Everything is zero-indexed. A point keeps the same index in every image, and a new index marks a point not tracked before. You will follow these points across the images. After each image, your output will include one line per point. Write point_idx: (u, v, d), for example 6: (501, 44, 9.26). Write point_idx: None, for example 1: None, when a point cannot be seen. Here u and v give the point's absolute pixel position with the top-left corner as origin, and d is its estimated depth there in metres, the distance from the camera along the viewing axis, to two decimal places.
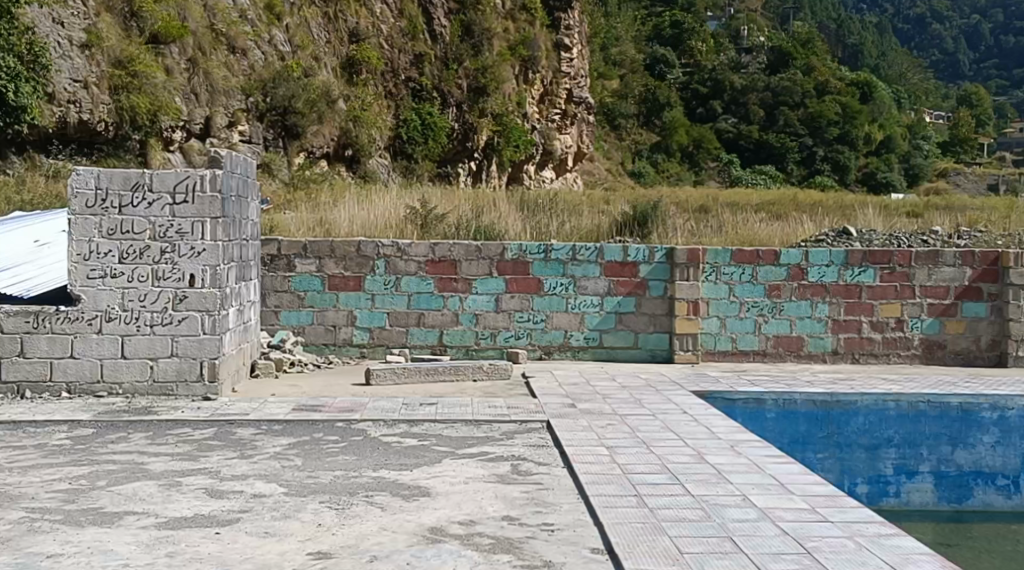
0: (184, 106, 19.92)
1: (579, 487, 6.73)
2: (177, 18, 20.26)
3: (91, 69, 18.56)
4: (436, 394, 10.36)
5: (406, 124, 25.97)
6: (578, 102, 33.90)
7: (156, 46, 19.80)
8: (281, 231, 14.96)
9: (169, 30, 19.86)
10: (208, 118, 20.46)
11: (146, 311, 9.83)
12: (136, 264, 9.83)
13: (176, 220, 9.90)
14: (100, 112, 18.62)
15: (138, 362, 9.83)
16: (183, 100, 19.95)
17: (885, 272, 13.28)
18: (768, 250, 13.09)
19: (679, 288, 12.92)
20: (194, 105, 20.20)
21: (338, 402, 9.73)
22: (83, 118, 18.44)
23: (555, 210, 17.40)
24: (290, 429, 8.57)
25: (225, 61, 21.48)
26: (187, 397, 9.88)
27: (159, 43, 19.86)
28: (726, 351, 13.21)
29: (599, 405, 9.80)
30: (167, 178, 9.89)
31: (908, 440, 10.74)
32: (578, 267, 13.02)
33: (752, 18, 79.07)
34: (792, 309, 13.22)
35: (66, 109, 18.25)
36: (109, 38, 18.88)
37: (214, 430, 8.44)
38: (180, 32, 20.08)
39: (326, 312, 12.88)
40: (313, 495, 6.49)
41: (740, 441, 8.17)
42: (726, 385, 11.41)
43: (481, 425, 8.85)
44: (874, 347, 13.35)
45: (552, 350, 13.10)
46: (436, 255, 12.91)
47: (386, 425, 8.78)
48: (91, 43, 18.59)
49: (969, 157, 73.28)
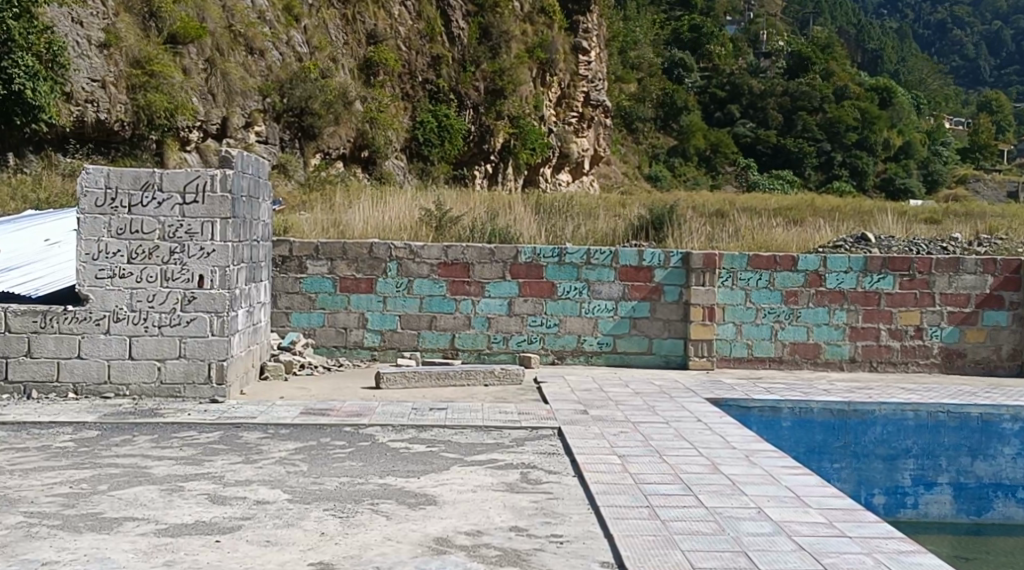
0: (201, 106, 19.85)
1: (589, 497, 6.57)
2: (195, 19, 20.21)
3: (109, 69, 18.52)
4: (447, 399, 10.22)
5: (422, 126, 25.86)
6: (595, 105, 33.72)
7: (174, 46, 19.72)
8: (295, 232, 14.86)
9: (188, 31, 19.79)
10: (225, 118, 20.39)
11: (154, 311, 9.73)
12: (145, 265, 9.73)
13: (185, 220, 9.79)
14: (116, 112, 18.58)
15: (145, 364, 9.73)
16: (200, 100, 19.83)
17: (905, 280, 13.08)
18: (786, 256, 12.91)
19: (695, 293, 12.75)
20: (211, 105, 20.11)
21: (346, 406, 9.60)
22: (100, 118, 18.41)
23: (570, 214, 17.25)
24: (297, 433, 8.44)
25: (243, 61, 21.42)
26: (195, 399, 9.77)
27: (177, 43, 19.79)
28: (742, 357, 13.02)
29: (612, 411, 9.64)
30: (177, 177, 9.78)
31: (926, 450, 10.55)
32: (592, 271, 12.85)
33: (771, 22, 78.69)
34: (809, 315, 13.04)
35: (84, 108, 18.24)
36: (127, 38, 18.84)
37: (221, 434, 8.32)
38: (198, 32, 20.00)
39: (337, 314, 12.76)
40: (317, 502, 6.36)
41: (755, 450, 8.00)
42: (742, 391, 11.23)
43: (491, 431, 8.70)
44: (892, 355, 13.14)
45: (565, 355, 12.94)
46: (448, 257, 12.77)
47: (395, 430, 8.64)
48: (109, 43, 18.58)
49: (989, 163, 72.69)
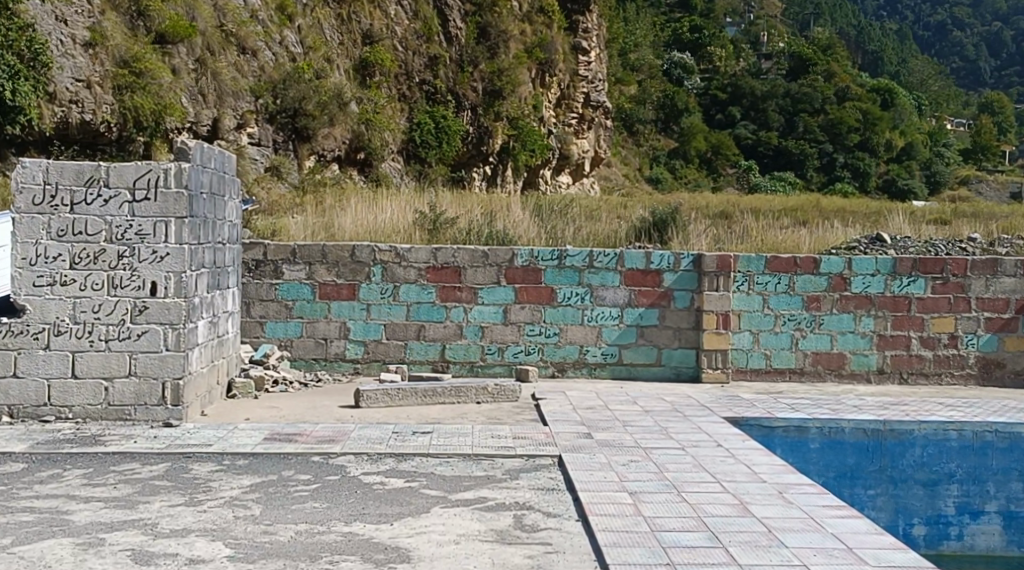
0: (190, 107, 18.50)
1: (596, 551, 5.46)
2: (185, 17, 18.90)
3: (94, 68, 17.09)
4: (434, 421, 9.08)
5: (419, 127, 24.72)
6: (595, 106, 32.38)
7: (162, 46, 18.40)
8: (283, 235, 13.78)
9: (177, 30, 18.46)
10: (215, 120, 19.06)
11: (100, 324, 8.60)
12: (89, 270, 8.59)
13: (135, 219, 8.65)
14: (103, 112, 17.04)
15: (90, 383, 8.60)
16: (189, 101, 18.50)
17: (937, 283, 11.94)
18: (807, 257, 11.77)
19: (707, 298, 11.64)
20: (202, 106, 18.78)
21: (318, 431, 8.45)
22: (86, 118, 16.87)
23: (571, 215, 16.09)
24: (257, 465, 7.30)
25: (235, 61, 20.16)
26: (147, 423, 8.64)
27: (166, 42, 18.49)
28: (760, 369, 11.87)
29: (619, 435, 8.48)
30: (126, 171, 8.63)
31: (972, 476, 9.22)
32: (595, 275, 11.72)
33: (769, 24, 77.70)
34: (833, 322, 11.89)
35: (67, 108, 16.69)
36: (113, 38, 17.44)
37: (167, 467, 7.19)
38: (188, 32, 18.64)
39: (316, 323, 11.62)
40: (265, 559, 5.24)
41: (789, 485, 6.84)
42: (763, 408, 10.11)
43: (481, 460, 7.56)
44: (924, 366, 12.00)
45: (566, 367, 11.80)
46: (438, 261, 11.64)
47: (370, 460, 7.49)
48: (95, 41, 17.20)
49: (991, 165, 71.24)
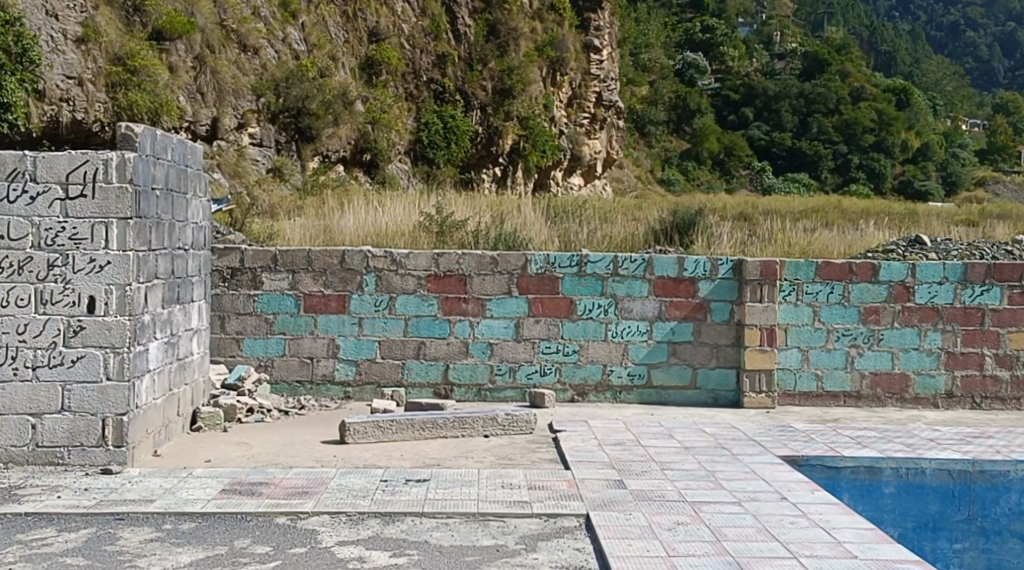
0: (188, 106, 16.76)
1: None
2: (183, 14, 17.04)
3: (86, 65, 15.03)
4: (434, 464, 7.55)
5: (427, 127, 23.12)
6: (608, 105, 30.65)
7: (160, 43, 16.53)
8: (280, 239, 12.28)
9: (175, 26, 16.53)
10: (215, 119, 17.40)
11: (26, 348, 7.10)
12: (13, 282, 7.11)
13: (69, 221, 7.13)
14: (95, 111, 14.91)
15: (13, 420, 7.10)
16: (188, 100, 16.76)
17: (1014, 293, 10.37)
18: (864, 264, 10.21)
19: (749, 310, 10.06)
20: (200, 105, 17.08)
21: (291, 479, 6.91)
22: (77, 118, 14.71)
23: (586, 217, 14.51)
24: (207, 531, 5.78)
25: (235, 59, 18.49)
26: (83, 468, 7.14)
27: (162, 39, 16.58)
28: (810, 392, 10.30)
29: (658, 483, 6.91)
30: (58, 162, 7.10)
31: None
32: (620, 284, 10.18)
33: (782, 24, 75.69)
34: (894, 338, 10.31)
35: (58, 107, 14.52)
36: (107, 33, 15.46)
37: (91, 535, 5.66)
38: (187, 27, 16.73)
39: (301, 340, 10.09)
40: None
41: (888, 563, 5.27)
42: (825, 444, 8.56)
43: (489, 523, 6.00)
44: (1000, 389, 10.41)
45: (587, 391, 10.24)
46: (440, 269, 10.11)
47: (350, 523, 5.94)
48: (87, 37, 15.13)
49: (1008, 164, 68.94)
